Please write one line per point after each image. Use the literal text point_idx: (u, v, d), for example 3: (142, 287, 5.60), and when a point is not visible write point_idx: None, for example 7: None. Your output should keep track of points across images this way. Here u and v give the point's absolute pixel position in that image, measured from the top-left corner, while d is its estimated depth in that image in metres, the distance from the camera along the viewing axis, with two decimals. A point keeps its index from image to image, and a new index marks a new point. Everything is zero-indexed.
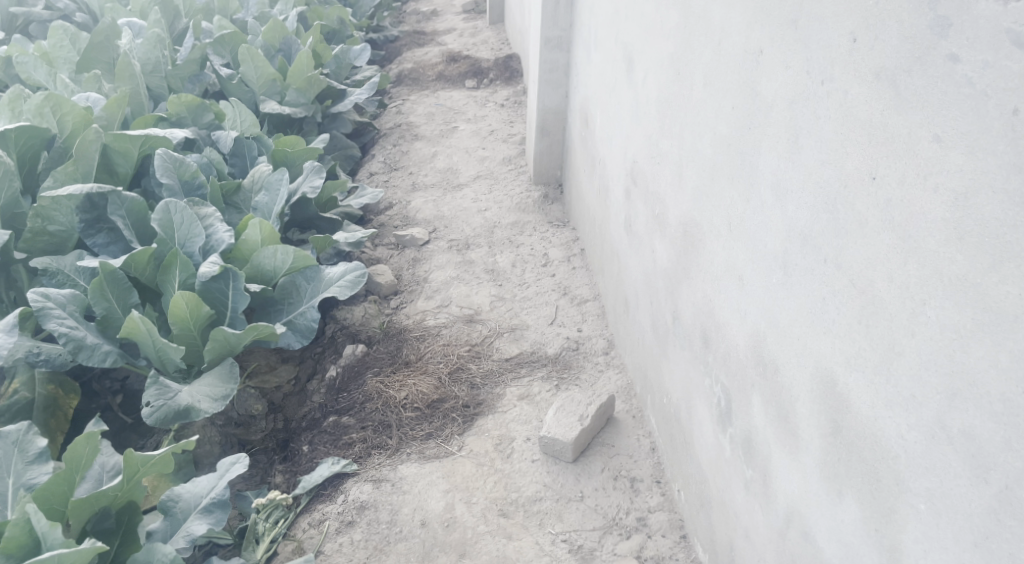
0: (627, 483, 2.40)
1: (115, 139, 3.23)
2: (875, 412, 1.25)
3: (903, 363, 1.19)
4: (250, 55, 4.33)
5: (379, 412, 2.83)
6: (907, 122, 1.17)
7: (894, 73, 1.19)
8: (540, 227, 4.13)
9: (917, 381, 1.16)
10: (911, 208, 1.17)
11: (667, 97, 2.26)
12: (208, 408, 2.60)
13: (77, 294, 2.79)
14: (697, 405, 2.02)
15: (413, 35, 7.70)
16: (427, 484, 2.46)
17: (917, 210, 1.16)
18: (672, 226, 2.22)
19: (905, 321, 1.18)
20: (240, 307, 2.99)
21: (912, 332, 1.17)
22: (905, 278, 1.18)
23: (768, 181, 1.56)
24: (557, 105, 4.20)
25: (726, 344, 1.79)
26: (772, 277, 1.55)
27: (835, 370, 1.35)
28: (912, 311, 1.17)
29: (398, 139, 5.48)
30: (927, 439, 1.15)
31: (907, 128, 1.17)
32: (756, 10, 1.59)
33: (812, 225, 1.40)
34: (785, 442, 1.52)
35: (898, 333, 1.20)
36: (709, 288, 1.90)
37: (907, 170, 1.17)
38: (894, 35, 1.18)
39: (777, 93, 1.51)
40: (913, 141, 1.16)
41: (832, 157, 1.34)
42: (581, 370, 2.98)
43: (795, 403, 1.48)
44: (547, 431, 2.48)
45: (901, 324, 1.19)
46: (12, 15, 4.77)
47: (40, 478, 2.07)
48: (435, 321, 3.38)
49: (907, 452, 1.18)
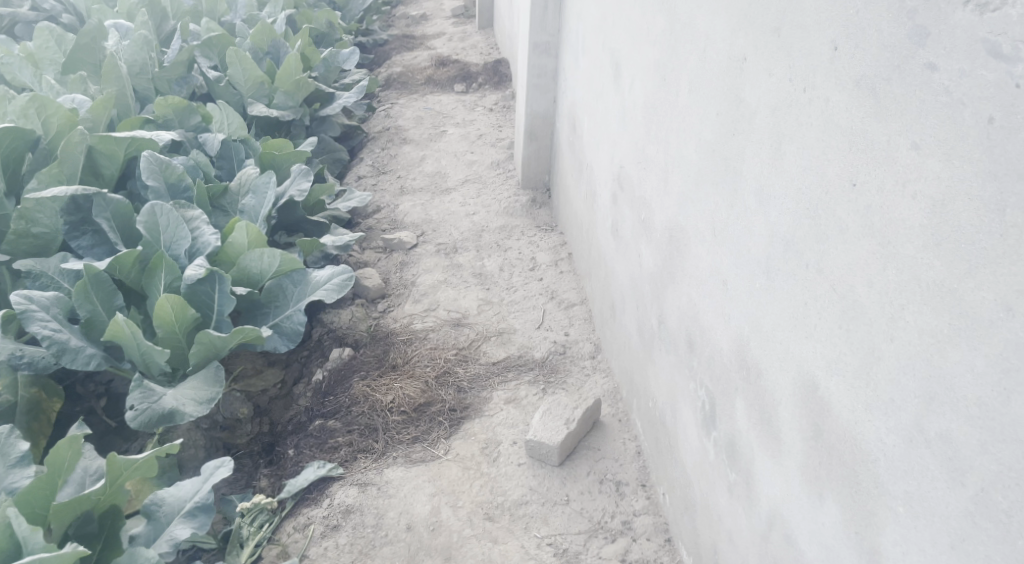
0: (613, 486, 2.40)
1: (101, 141, 3.23)
2: (855, 415, 1.25)
3: (881, 367, 1.20)
4: (238, 58, 4.34)
5: (365, 416, 2.82)
6: (887, 130, 1.17)
7: (874, 81, 1.20)
8: (528, 231, 4.14)
9: (895, 386, 1.17)
10: (890, 213, 1.17)
11: (653, 103, 2.27)
12: (193, 412, 2.59)
13: (61, 296, 2.80)
14: (682, 408, 2.02)
15: (402, 39, 7.71)
16: (413, 488, 2.45)
17: (895, 215, 1.16)
18: (658, 230, 2.23)
19: (884, 326, 1.19)
20: (226, 310, 2.98)
21: (891, 336, 1.18)
22: (884, 283, 1.19)
23: (751, 187, 1.56)
24: (544, 111, 4.22)
25: (710, 348, 1.80)
26: (756, 281, 1.55)
27: (816, 374, 1.35)
28: (891, 316, 1.18)
29: (386, 143, 5.49)
30: (906, 441, 1.15)
31: (886, 135, 1.18)
32: (740, 17, 1.60)
33: (794, 230, 1.41)
34: (767, 446, 1.53)
35: (877, 337, 1.21)
36: (694, 293, 1.90)
37: (886, 177, 1.18)
38: (874, 43, 1.19)
39: (761, 100, 1.52)
40: (892, 148, 1.17)
41: (813, 164, 1.35)
42: (568, 375, 2.98)
43: (777, 407, 1.48)
44: (533, 435, 2.48)
45: (880, 329, 1.20)
46: None
47: (22, 482, 2.05)
48: (423, 324, 3.38)
49: (886, 455, 1.19)
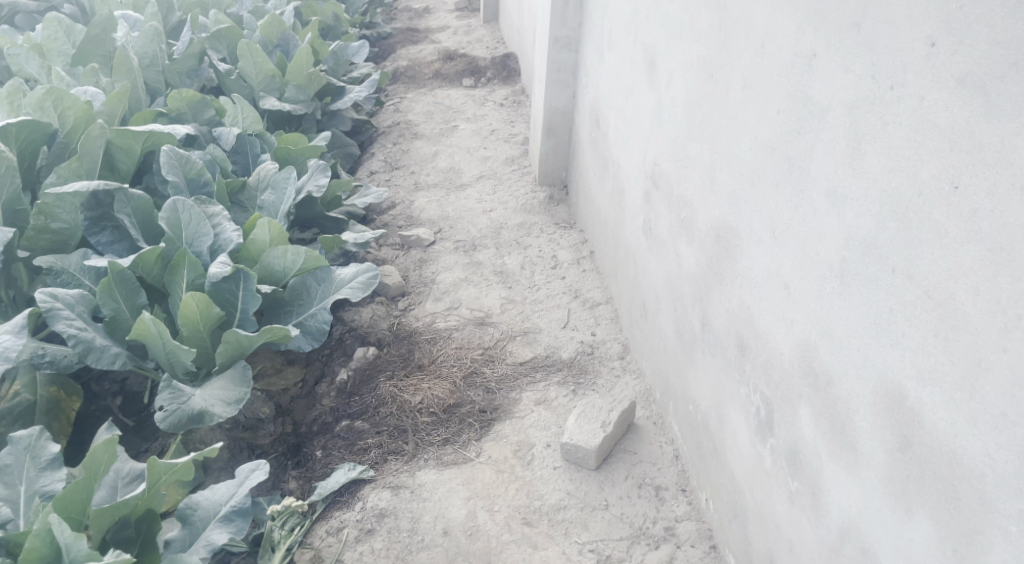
0: (652, 491, 2.37)
1: (117, 134, 3.19)
2: (955, 428, 1.22)
3: (990, 380, 1.16)
4: (249, 50, 4.29)
5: (394, 417, 2.78)
6: (1000, 130, 1.14)
7: (984, 79, 1.16)
8: (547, 229, 4.10)
9: (1010, 399, 1.13)
10: (1005, 218, 1.14)
11: (697, 100, 2.23)
12: (222, 412, 2.56)
13: (86, 294, 2.76)
14: (730, 413, 1.99)
15: (407, 32, 7.65)
16: (447, 491, 2.42)
17: (1011, 220, 1.13)
18: (701, 230, 2.19)
19: (994, 336, 1.16)
20: (250, 308, 2.95)
21: (1003, 348, 1.15)
22: (995, 291, 1.15)
23: (822, 190, 1.52)
24: (564, 106, 4.18)
25: (768, 352, 1.76)
26: (826, 286, 1.51)
27: (903, 382, 1.32)
28: (1003, 326, 1.14)
29: (397, 138, 5.44)
30: (1020, 459, 1.12)
31: (1000, 136, 1.14)
32: (808, 12, 1.56)
33: (877, 233, 1.37)
34: (839, 456, 1.49)
35: (986, 347, 1.17)
36: (747, 294, 1.87)
37: (1000, 180, 1.15)
38: (985, 38, 1.16)
39: (834, 98, 1.48)
40: (1007, 150, 1.13)
41: (901, 165, 1.31)
42: (597, 375, 2.94)
43: (853, 416, 1.44)
44: (569, 438, 2.44)
45: (989, 339, 1.17)
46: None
47: (54, 486, 2.11)
48: (446, 323, 3.34)
49: (996, 471, 1.16)
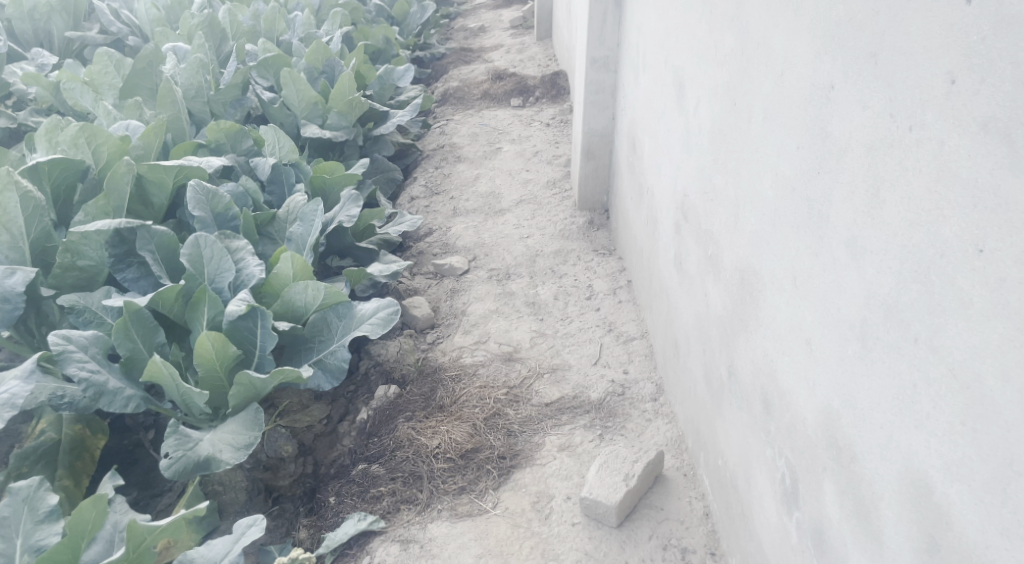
0: (678, 554, 2.20)
1: (148, 170, 3.13)
2: (985, 538, 1.06)
3: (1021, 486, 1.00)
4: (291, 77, 4.23)
5: (409, 462, 2.66)
6: None
7: (1008, 125, 1.01)
8: (585, 256, 3.93)
9: None
10: None
11: (721, 128, 2.06)
12: (229, 459, 2.47)
13: (101, 335, 2.71)
14: (756, 475, 1.81)
15: (460, 51, 7.58)
16: (458, 547, 2.30)
17: None
18: (727, 269, 2.02)
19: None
20: (268, 347, 2.86)
21: None
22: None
23: (841, 238, 1.35)
24: (603, 128, 4.03)
25: (792, 415, 1.58)
26: (847, 348, 1.34)
27: (929, 473, 1.15)
28: None
29: (440, 162, 5.36)
30: None
31: None
32: (826, 37, 1.39)
33: (897, 294, 1.20)
34: (865, 544, 1.32)
35: (1016, 445, 1.00)
36: (771, 346, 1.69)
37: None
38: (1008, 78, 1.01)
39: (852, 136, 1.32)
40: None
41: (921, 219, 1.15)
42: (627, 419, 2.77)
43: (878, 502, 1.27)
44: (588, 492, 2.29)
45: (1019, 433, 1.00)
46: (67, 40, 4.88)
47: (48, 540, 2.03)
48: (472, 359, 3.21)
49: None
